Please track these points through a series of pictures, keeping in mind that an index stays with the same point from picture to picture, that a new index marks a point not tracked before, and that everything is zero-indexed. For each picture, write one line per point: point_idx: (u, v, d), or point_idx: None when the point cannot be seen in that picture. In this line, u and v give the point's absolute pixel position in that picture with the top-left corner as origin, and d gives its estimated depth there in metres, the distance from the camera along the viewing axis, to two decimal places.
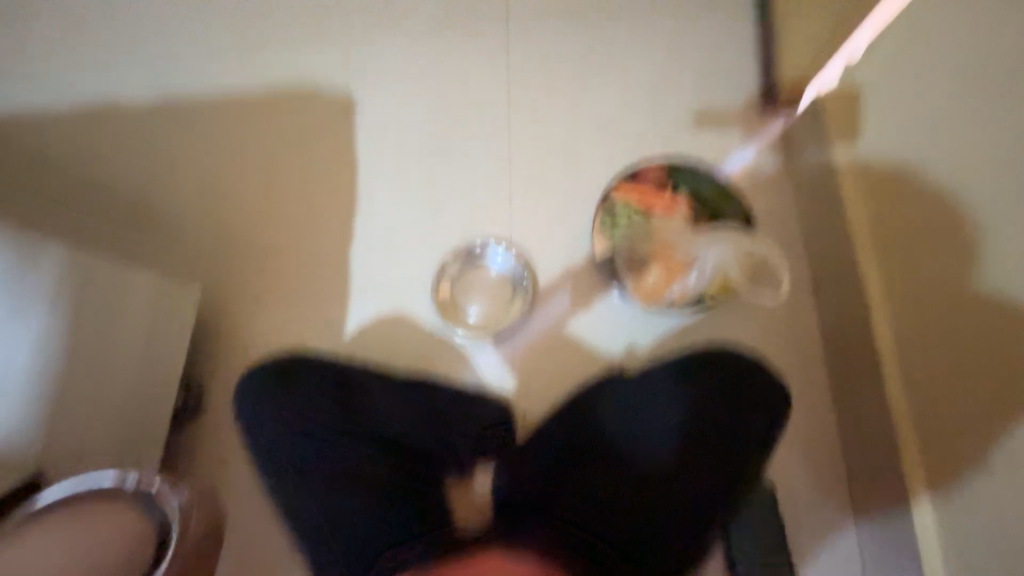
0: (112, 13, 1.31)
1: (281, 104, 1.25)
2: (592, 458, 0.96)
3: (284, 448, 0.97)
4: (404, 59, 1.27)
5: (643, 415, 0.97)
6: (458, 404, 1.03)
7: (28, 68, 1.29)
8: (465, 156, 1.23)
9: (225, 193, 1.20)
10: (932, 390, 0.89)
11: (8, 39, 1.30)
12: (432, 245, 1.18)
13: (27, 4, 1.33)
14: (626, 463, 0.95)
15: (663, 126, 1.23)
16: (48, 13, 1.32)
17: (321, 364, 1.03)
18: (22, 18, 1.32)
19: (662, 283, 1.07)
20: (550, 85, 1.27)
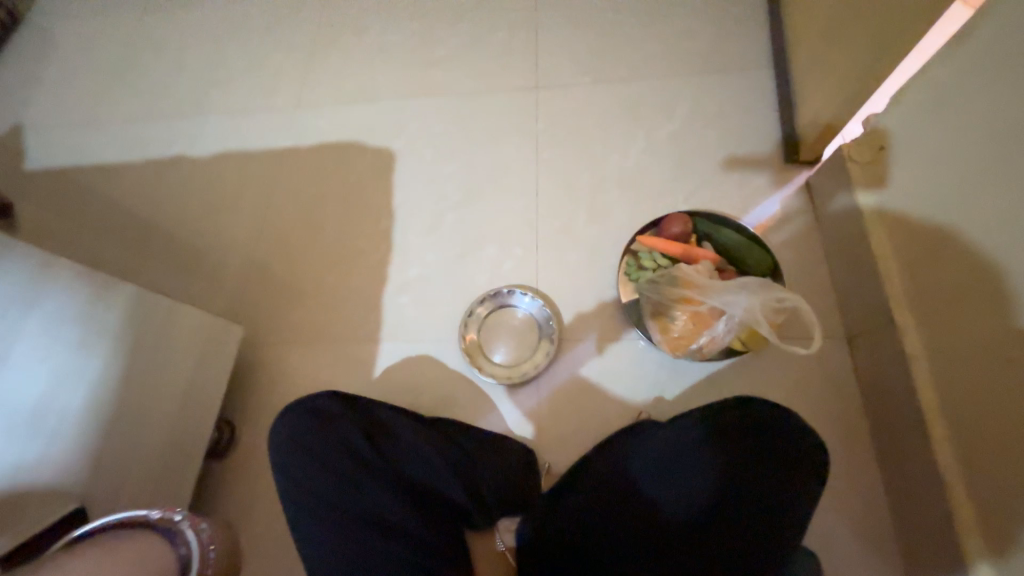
0: (188, 89, 1.56)
1: (329, 159, 1.39)
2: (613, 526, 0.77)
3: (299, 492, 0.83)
4: (432, 119, 1.39)
5: (673, 482, 0.77)
6: (471, 449, 0.92)
7: (113, 132, 1.52)
8: (488, 202, 1.25)
9: (267, 235, 1.30)
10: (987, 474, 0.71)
11: (100, 110, 1.56)
12: (459, 286, 1.15)
13: (120, 82, 1.60)
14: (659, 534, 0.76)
15: (682, 176, 1.20)
16: (135, 90, 1.57)
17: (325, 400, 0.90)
18: (115, 93, 1.58)
19: (688, 334, 0.92)
20: (571, 138, 1.29)
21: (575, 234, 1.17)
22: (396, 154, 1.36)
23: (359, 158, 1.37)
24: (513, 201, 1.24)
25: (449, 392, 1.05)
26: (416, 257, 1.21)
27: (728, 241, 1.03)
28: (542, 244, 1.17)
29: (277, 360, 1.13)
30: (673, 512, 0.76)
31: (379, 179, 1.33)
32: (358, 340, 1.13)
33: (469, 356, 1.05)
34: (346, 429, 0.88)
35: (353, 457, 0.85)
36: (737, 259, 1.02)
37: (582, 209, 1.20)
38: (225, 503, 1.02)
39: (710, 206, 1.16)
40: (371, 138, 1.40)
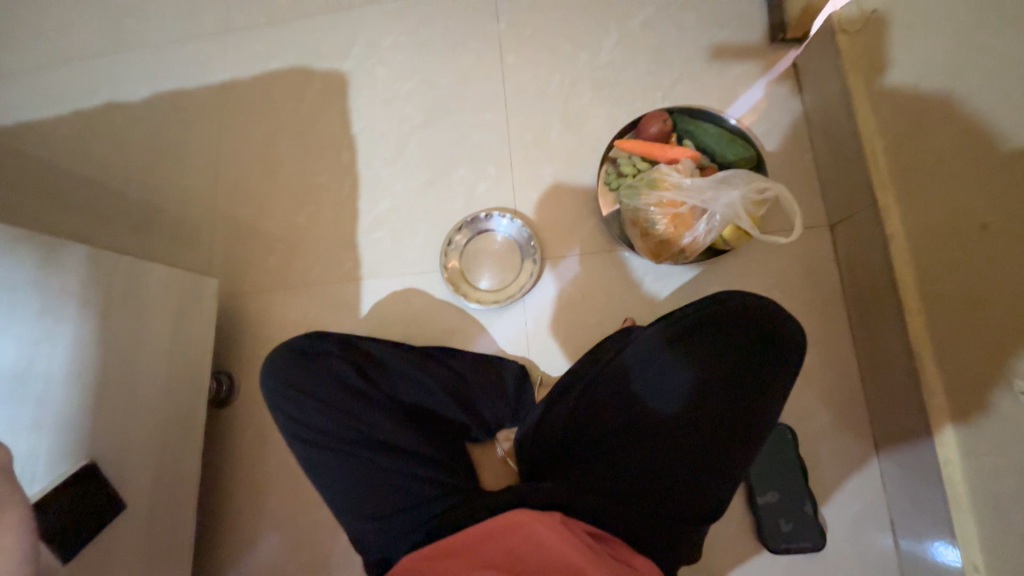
0: (102, 20, 1.36)
1: (275, 90, 1.26)
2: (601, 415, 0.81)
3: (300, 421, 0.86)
4: (383, 31, 1.24)
5: (653, 370, 0.80)
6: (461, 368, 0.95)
7: (30, 82, 1.36)
8: (455, 120, 1.16)
9: (225, 182, 1.22)
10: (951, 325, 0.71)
11: (10, 58, 1.38)
12: (435, 215, 1.11)
13: (21, 20, 1.39)
14: (644, 418, 0.79)
15: (662, 69, 1.10)
16: (41, 29, 1.38)
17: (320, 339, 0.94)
18: (20, 35, 1.39)
19: (672, 236, 0.91)
20: (538, 38, 1.17)
21: (551, 146, 1.11)
22: (349, 76, 1.23)
23: (308, 85, 1.25)
24: (482, 117, 1.15)
25: (439, 322, 1.06)
26: (386, 189, 1.15)
27: (709, 138, 0.98)
28: (517, 161, 1.11)
29: (262, 309, 1.11)
30: (651, 402, 0.79)
31: (335, 108, 1.22)
32: (339, 281, 1.11)
33: (453, 286, 1.03)
34: (335, 364, 0.91)
35: (345, 388, 0.89)
36: (718, 157, 0.98)
37: (557, 118, 1.12)
38: (237, 448, 1.06)
39: (690, 101, 1.08)
40: (317, 60, 1.26)
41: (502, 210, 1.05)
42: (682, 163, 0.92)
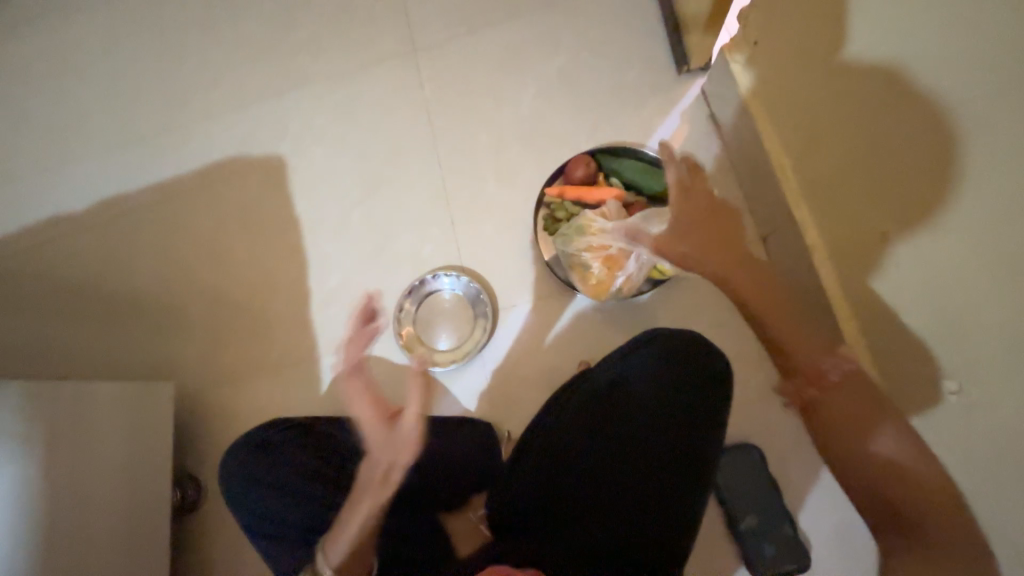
0: (41, 136, 1.39)
1: (217, 181, 1.28)
2: (564, 464, 0.81)
3: (263, 510, 0.84)
4: (314, 110, 1.29)
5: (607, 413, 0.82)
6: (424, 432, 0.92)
7: None
8: (392, 186, 1.19)
9: (177, 278, 1.22)
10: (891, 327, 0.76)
11: None
12: (383, 281, 1.12)
13: None
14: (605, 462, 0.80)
15: (581, 112, 1.16)
16: None
17: (279, 422, 0.92)
18: None
19: (608, 276, 0.94)
20: (464, 98, 1.22)
21: (489, 201, 1.14)
22: (286, 159, 1.26)
23: (248, 172, 1.27)
24: (420, 181, 1.18)
25: (401, 390, 1.05)
26: (335, 264, 1.16)
27: (632, 173, 1.02)
28: (457, 217, 1.14)
29: (223, 401, 1.10)
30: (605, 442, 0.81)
31: (276, 189, 1.25)
32: (297, 363, 1.10)
33: (409, 351, 1.03)
34: (292, 449, 0.88)
35: (306, 475, 0.85)
36: (644, 189, 1.01)
37: (491, 174, 1.16)
38: (207, 556, 1.01)
39: (612, 139, 1.13)
40: (254, 148, 1.29)
41: (448, 269, 1.07)
42: (608, 205, 0.96)
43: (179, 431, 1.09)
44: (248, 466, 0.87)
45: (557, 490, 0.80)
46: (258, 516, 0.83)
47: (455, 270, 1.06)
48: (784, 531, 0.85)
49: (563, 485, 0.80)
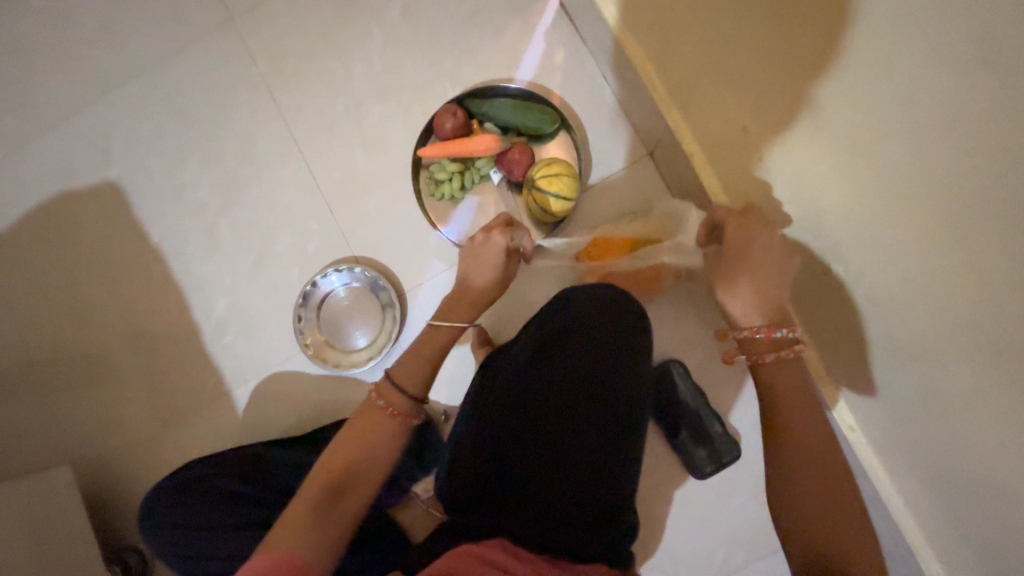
0: None
1: (47, 227, 1.08)
2: (511, 431, 0.75)
3: (189, 556, 0.77)
4: (137, 117, 1.09)
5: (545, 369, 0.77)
6: None
7: None
8: (253, 187, 1.05)
9: (38, 350, 1.05)
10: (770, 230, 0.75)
11: None
12: (274, 295, 1.02)
13: None
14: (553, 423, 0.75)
15: (439, 56, 1.03)
16: None
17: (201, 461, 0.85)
18: None
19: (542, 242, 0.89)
20: (305, 65, 1.06)
21: (364, 177, 1.03)
22: (121, 183, 1.08)
23: (81, 209, 1.08)
24: (284, 173, 1.05)
25: (325, 401, 0.99)
26: (217, 288, 1.04)
27: (505, 113, 0.93)
28: (335, 204, 1.03)
29: (135, 466, 1.00)
30: (550, 402, 0.75)
31: (121, 221, 1.07)
32: (207, 404, 1.01)
33: (320, 361, 0.96)
34: (216, 481, 0.82)
35: (235, 499, 0.80)
36: (520, 127, 0.93)
37: (359, 146, 1.04)
38: None
39: (479, 78, 1.02)
40: (76, 178, 1.09)
41: (336, 266, 0.98)
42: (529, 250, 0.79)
43: (97, 507, 0.99)
44: (169, 515, 0.80)
45: (507, 461, 0.74)
46: (183, 557, 0.77)
47: (344, 265, 0.97)
48: (715, 430, 0.87)
49: (514, 451, 0.74)
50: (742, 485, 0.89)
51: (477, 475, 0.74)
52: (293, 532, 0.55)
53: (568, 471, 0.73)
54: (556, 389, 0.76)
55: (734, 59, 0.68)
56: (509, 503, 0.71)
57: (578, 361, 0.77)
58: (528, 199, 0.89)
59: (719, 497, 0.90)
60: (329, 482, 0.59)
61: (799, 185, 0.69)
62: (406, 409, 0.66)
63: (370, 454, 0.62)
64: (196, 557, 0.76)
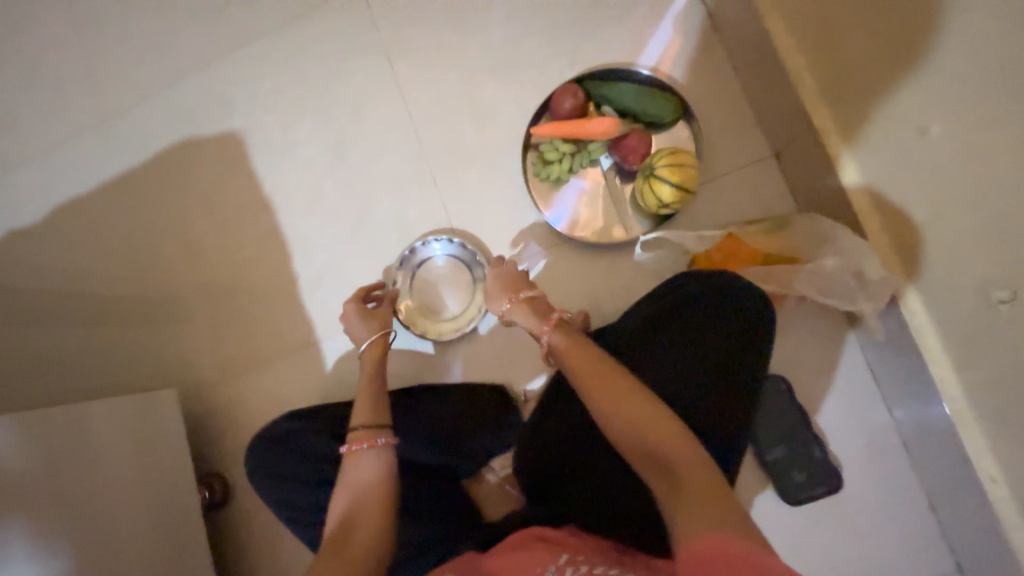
0: None
1: (173, 169, 1.16)
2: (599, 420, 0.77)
3: (286, 503, 0.82)
4: (263, 74, 1.14)
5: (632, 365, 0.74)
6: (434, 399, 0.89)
7: None
8: (361, 151, 1.08)
9: (154, 281, 1.14)
10: (923, 248, 0.68)
11: None
12: (370, 256, 1.05)
13: None
14: None
15: (560, 36, 1.01)
16: None
17: (283, 415, 0.86)
18: None
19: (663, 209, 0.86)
20: (424, 36, 1.07)
21: (469, 151, 1.03)
22: (241, 134, 1.14)
23: (204, 155, 1.15)
24: (391, 140, 1.07)
25: (405, 366, 1.00)
26: (316, 244, 1.08)
27: (626, 97, 0.90)
28: (437, 174, 1.04)
29: (227, 400, 1.07)
30: None
31: (237, 171, 1.13)
32: (295, 353, 1.06)
33: (409, 325, 0.98)
34: (303, 435, 0.84)
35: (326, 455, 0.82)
36: (640, 114, 0.90)
37: (468, 120, 1.04)
38: (245, 548, 1.03)
39: (597, 61, 0.99)
40: (203, 125, 1.16)
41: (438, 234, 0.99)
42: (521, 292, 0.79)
43: (190, 432, 1.07)
44: (262, 460, 0.84)
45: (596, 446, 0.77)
46: (279, 502, 0.82)
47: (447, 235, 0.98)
48: (815, 456, 0.82)
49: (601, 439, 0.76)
50: (835, 522, 0.82)
51: (562, 456, 0.78)
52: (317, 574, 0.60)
53: None
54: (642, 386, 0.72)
55: (930, 50, 0.61)
56: (594, 486, 0.75)
57: (668, 361, 0.71)
58: (642, 185, 0.86)
59: (807, 530, 0.83)
60: (336, 531, 0.64)
61: (973, 204, 0.60)
62: (373, 435, 0.72)
63: (362, 496, 0.68)
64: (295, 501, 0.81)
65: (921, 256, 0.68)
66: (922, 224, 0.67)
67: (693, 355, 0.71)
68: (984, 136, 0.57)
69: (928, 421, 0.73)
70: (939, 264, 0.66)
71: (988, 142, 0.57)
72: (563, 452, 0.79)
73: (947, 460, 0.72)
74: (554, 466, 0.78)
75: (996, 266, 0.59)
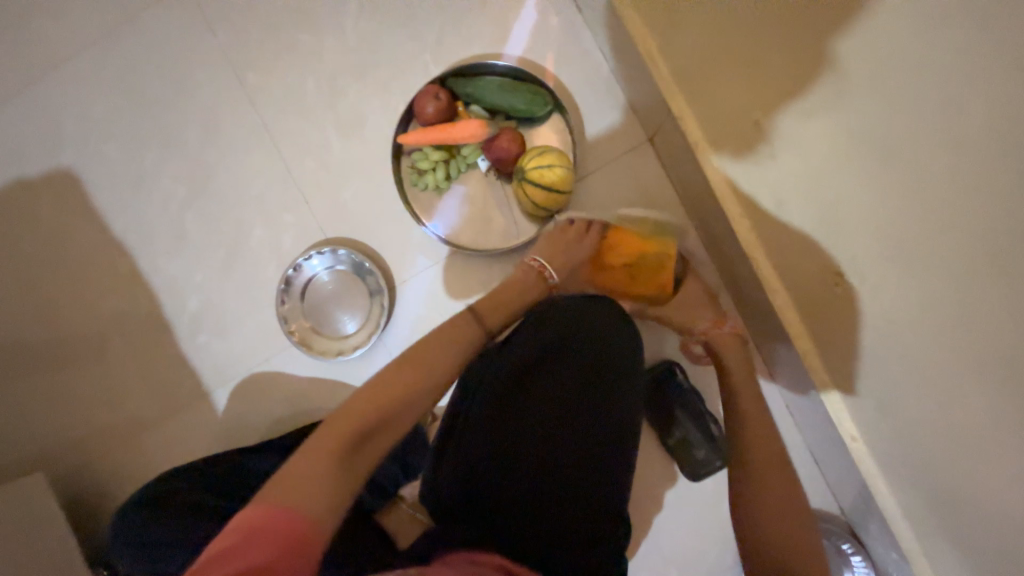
0: None
1: (0, 217, 1.00)
2: (499, 452, 0.71)
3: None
4: (89, 97, 0.99)
5: (528, 388, 0.74)
6: None
7: None
8: (220, 177, 0.97)
9: (3, 348, 0.99)
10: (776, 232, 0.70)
11: None
12: (251, 292, 0.96)
13: None
14: (540, 441, 0.72)
15: (420, 29, 0.93)
16: None
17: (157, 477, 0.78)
18: None
19: (550, 207, 0.82)
20: (272, 38, 0.96)
21: (341, 165, 0.95)
22: (77, 169, 0.99)
23: (34, 199, 1.00)
24: (253, 160, 0.96)
25: (306, 405, 0.95)
26: (187, 285, 0.97)
27: (492, 94, 0.85)
28: (310, 193, 0.95)
29: (114, 469, 0.97)
30: (533, 421, 0.72)
31: (79, 213, 0.99)
32: (183, 407, 0.97)
33: (305, 349, 0.91)
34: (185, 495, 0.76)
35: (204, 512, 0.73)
36: (509, 110, 0.85)
37: (334, 129, 0.95)
38: None
39: (462, 55, 0.92)
40: (28, 163, 1.00)
41: (336, 261, 0.92)
42: None
43: (77, 511, 0.97)
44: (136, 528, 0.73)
45: (494, 482, 0.70)
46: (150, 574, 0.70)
47: (355, 256, 0.91)
48: (711, 434, 0.86)
49: (496, 473, 0.71)
50: None
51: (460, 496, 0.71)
52: (309, 472, 0.51)
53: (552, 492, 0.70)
54: (537, 408, 0.73)
55: None
56: (493, 523, 0.68)
57: (556, 379, 0.74)
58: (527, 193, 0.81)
59: (712, 499, 0.88)
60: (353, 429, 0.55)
61: None
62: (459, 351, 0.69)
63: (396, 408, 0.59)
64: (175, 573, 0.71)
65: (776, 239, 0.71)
66: None
67: (579, 372, 0.74)
68: None
69: (799, 388, 0.78)
70: None
71: None
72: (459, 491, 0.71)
73: (818, 421, 0.78)
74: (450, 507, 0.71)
75: (864, 247, 0.67)
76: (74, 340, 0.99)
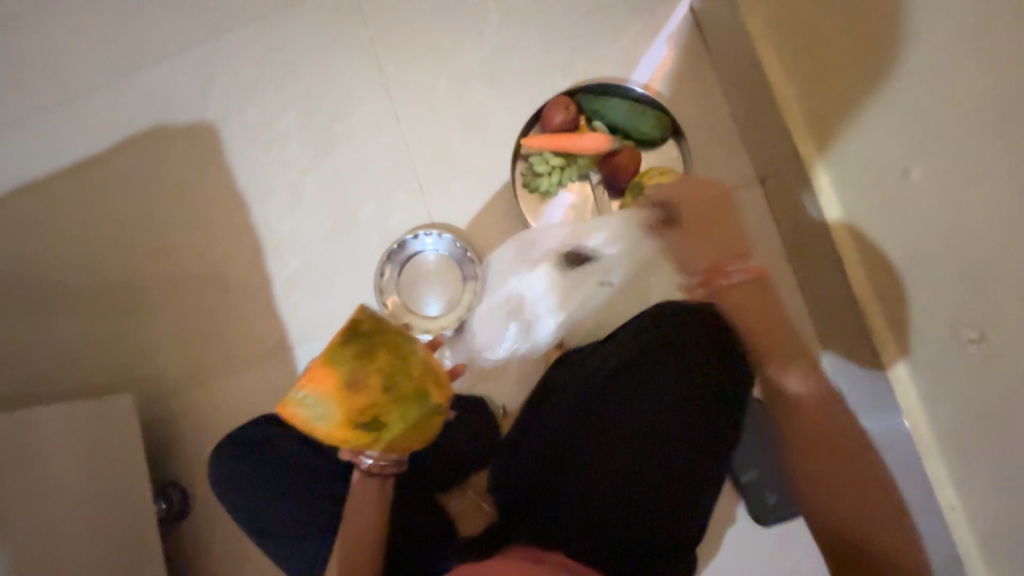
0: None
1: (139, 157, 1.09)
2: (582, 443, 0.74)
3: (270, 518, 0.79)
4: (242, 63, 1.09)
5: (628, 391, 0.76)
6: None
7: None
8: (344, 151, 1.04)
9: (115, 274, 1.07)
10: (896, 287, 0.71)
11: None
12: (351, 261, 1.02)
13: None
14: (626, 442, 0.73)
15: (555, 46, 1.00)
16: None
17: (259, 422, 0.86)
18: None
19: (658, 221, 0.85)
20: (416, 37, 1.04)
21: (458, 158, 1.01)
22: (217, 126, 1.08)
23: (173, 145, 1.09)
24: (377, 142, 1.04)
25: None
26: (293, 245, 1.04)
27: (617, 115, 0.91)
28: (424, 179, 1.01)
29: (192, 405, 1.01)
30: (624, 422, 0.74)
31: (211, 163, 1.08)
32: (267, 357, 1.01)
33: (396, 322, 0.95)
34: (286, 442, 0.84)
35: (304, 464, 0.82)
36: (630, 132, 0.91)
37: (458, 125, 1.01)
38: (205, 562, 0.98)
39: (591, 75, 0.98)
40: (176, 113, 1.09)
41: (444, 244, 0.97)
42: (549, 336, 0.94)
43: (150, 438, 1.01)
44: (246, 468, 0.83)
45: (572, 470, 0.73)
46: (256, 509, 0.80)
47: (462, 242, 0.96)
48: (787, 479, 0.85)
49: (576, 462, 0.74)
50: (800, 538, 0.86)
51: (536, 476, 0.74)
52: None
53: (627, 492, 0.72)
54: (632, 411, 0.75)
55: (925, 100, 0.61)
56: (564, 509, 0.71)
57: (659, 388, 0.75)
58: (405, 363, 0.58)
59: (775, 546, 0.86)
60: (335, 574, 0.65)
61: (949, 252, 0.62)
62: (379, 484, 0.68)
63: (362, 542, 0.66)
64: (282, 514, 0.79)
65: (893, 292, 0.71)
66: (895, 262, 0.70)
67: (684, 385, 0.75)
68: (971, 188, 0.58)
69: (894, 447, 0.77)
70: (908, 300, 0.69)
71: (969, 195, 0.59)
72: (535, 472, 0.74)
73: None
74: (524, 484, 0.74)
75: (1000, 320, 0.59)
76: (181, 277, 1.05)
